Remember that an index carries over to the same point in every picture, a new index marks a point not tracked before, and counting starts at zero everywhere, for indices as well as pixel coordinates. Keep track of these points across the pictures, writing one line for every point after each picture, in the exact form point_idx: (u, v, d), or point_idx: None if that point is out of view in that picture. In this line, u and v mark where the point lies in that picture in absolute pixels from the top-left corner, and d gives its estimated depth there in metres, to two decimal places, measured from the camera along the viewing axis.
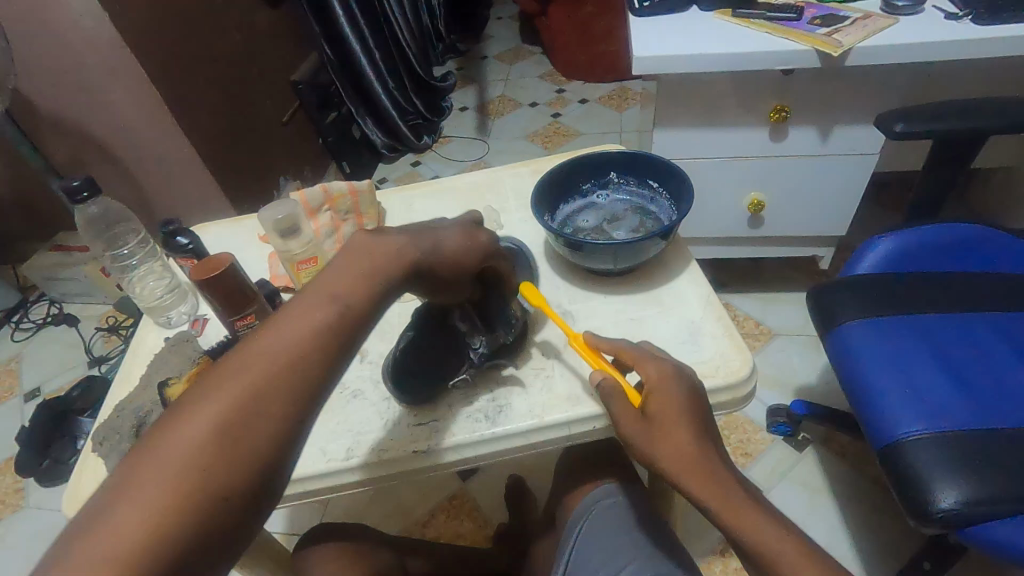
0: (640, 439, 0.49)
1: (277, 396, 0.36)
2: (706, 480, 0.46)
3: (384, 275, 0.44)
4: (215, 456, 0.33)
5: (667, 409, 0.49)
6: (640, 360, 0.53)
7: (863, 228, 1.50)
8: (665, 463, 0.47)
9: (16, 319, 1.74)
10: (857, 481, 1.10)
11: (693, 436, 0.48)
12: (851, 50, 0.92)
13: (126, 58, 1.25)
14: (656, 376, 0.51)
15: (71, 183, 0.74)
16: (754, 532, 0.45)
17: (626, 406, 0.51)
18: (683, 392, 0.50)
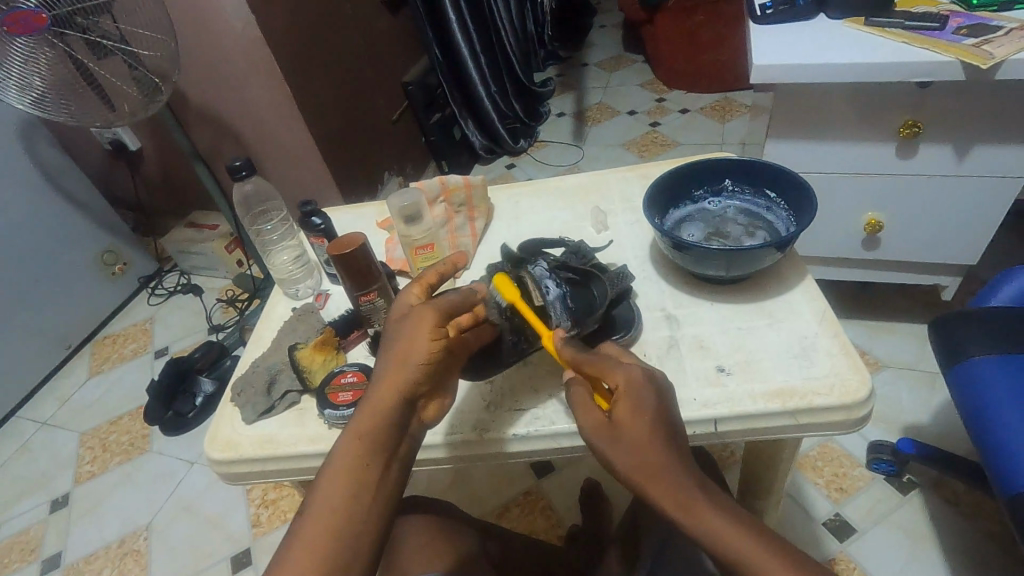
0: (603, 444, 0.47)
1: (385, 456, 0.49)
2: (662, 485, 0.45)
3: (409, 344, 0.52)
4: (354, 504, 0.46)
5: (631, 420, 0.47)
6: (608, 367, 0.50)
7: (996, 260, 1.37)
8: (622, 467, 0.46)
9: (153, 285, 1.96)
10: (969, 534, 1.00)
11: (656, 445, 0.46)
12: (1002, 63, 0.85)
13: (266, 57, 1.39)
14: (625, 384, 0.49)
15: (235, 163, 0.88)
16: (710, 532, 0.43)
17: (593, 412, 0.49)
18: (652, 403, 0.48)
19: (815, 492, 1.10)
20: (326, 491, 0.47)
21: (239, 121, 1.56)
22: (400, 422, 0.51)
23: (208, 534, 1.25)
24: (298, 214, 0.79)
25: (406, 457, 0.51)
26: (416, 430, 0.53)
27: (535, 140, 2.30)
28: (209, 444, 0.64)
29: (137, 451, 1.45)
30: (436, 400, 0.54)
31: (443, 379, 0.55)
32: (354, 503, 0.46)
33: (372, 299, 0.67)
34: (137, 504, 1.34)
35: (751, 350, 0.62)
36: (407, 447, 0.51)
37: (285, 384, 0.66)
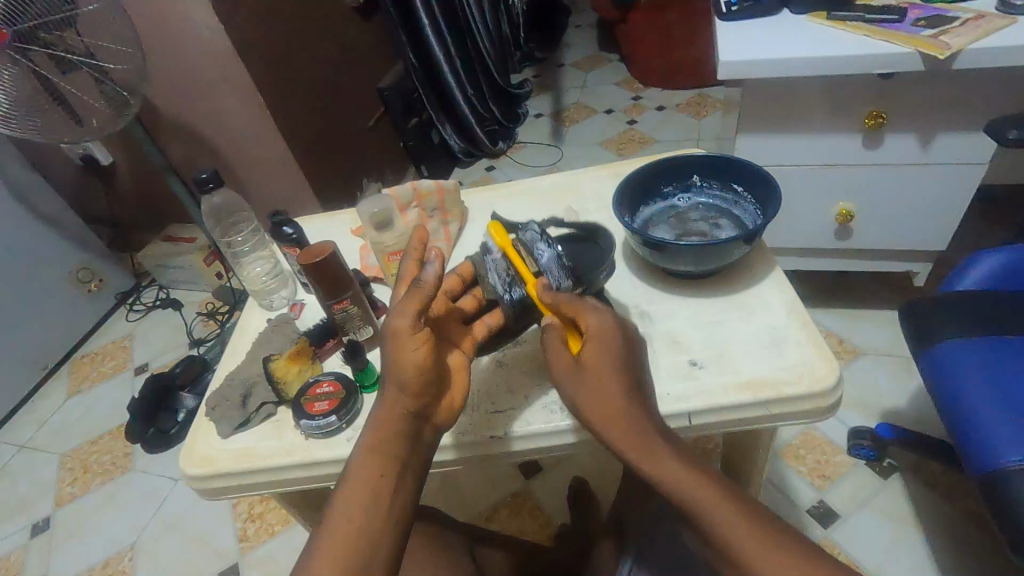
0: (568, 383, 0.47)
1: (398, 466, 0.47)
2: (624, 423, 0.44)
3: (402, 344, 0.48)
4: (368, 518, 0.44)
5: (597, 360, 0.46)
6: (580, 309, 0.50)
7: (965, 245, 1.39)
8: (587, 408, 0.45)
9: (131, 301, 1.93)
10: (949, 515, 1.02)
11: (620, 388, 0.45)
12: (959, 52, 0.87)
13: (237, 67, 1.38)
14: (596, 327, 0.48)
15: (202, 176, 0.87)
16: (669, 479, 0.41)
17: (564, 353, 0.49)
18: (618, 345, 0.47)
19: (799, 480, 1.11)
20: (343, 510, 0.45)
21: (212, 132, 1.54)
22: (411, 434, 0.48)
23: (195, 552, 1.24)
24: (269, 224, 0.79)
25: (422, 468, 0.49)
26: (430, 437, 0.50)
27: (514, 142, 2.31)
28: (184, 461, 0.63)
29: (120, 471, 1.43)
30: (443, 401, 0.51)
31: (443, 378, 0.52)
32: (366, 518, 0.44)
33: (345, 307, 0.66)
34: (122, 525, 1.32)
35: (722, 344, 0.62)
36: (421, 459, 0.49)
37: (260, 397, 0.66)
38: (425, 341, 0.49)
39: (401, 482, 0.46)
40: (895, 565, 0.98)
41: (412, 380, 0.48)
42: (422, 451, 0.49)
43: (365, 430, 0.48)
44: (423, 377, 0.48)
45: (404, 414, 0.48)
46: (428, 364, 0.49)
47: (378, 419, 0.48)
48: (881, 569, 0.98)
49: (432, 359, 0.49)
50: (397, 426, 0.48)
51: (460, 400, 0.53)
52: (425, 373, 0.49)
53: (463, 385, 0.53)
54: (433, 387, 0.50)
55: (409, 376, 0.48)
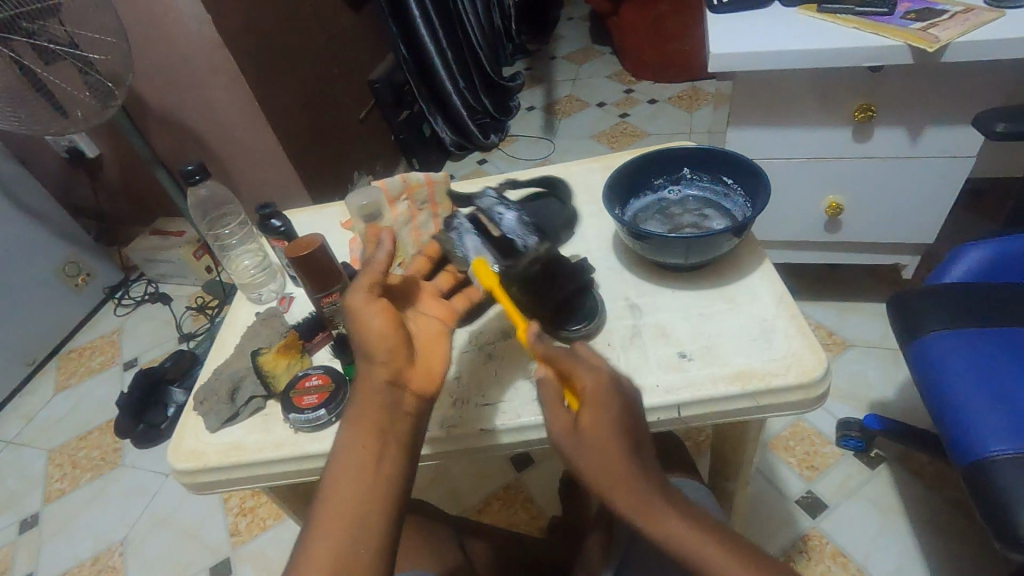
0: (569, 448, 0.47)
1: (381, 439, 0.47)
2: (626, 492, 0.44)
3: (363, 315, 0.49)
4: (357, 500, 0.45)
5: (597, 427, 0.46)
6: (576, 365, 0.49)
7: (952, 238, 1.41)
8: (592, 477, 0.45)
9: (119, 295, 1.91)
10: (934, 504, 1.04)
11: (621, 454, 0.45)
12: (948, 45, 0.87)
13: (225, 59, 1.36)
14: (593, 384, 0.48)
15: (188, 168, 0.86)
16: (665, 533, 0.44)
17: (563, 414, 0.48)
18: (617, 409, 0.47)
19: (788, 471, 1.12)
20: (334, 488, 0.45)
21: (201, 125, 1.53)
22: (391, 405, 0.48)
23: (187, 546, 1.23)
24: (257, 217, 0.78)
25: (410, 439, 0.48)
26: (413, 406, 0.49)
27: (506, 135, 2.30)
28: (172, 455, 0.62)
29: (109, 466, 1.42)
30: (420, 368, 0.50)
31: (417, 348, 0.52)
32: (356, 497, 0.45)
33: (334, 300, 0.66)
34: (111, 521, 1.31)
35: (712, 336, 0.63)
36: (409, 429, 0.48)
37: (248, 391, 0.65)
38: (382, 310, 0.50)
39: (386, 454, 0.47)
40: (881, 554, 1.00)
41: (377, 351, 0.48)
42: (408, 421, 0.49)
43: (351, 407, 0.49)
44: (389, 348, 0.49)
45: (385, 388, 0.48)
46: (387, 331, 0.49)
47: (361, 396, 0.48)
48: (867, 557, 1.00)
49: (392, 326, 0.49)
50: (376, 400, 0.48)
51: (441, 368, 0.52)
52: (391, 341, 0.49)
53: (441, 353, 0.53)
54: (402, 355, 0.49)
55: (374, 348, 0.48)
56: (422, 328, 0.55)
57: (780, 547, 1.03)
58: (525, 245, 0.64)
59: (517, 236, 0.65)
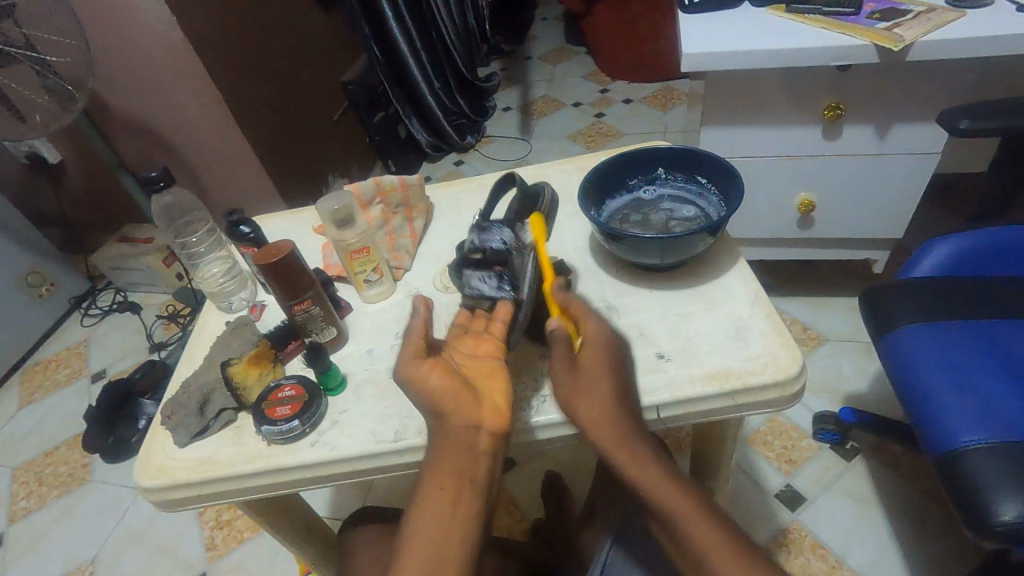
0: (566, 380, 0.54)
1: (470, 474, 0.49)
2: (614, 432, 0.51)
3: (429, 370, 0.51)
4: (452, 522, 0.48)
5: (594, 364, 0.55)
6: (584, 316, 0.59)
7: (919, 232, 1.44)
8: (584, 415, 0.52)
9: (86, 305, 1.85)
10: (909, 493, 1.06)
11: (610, 390, 0.54)
12: (912, 45, 0.89)
13: (191, 60, 1.32)
14: (595, 333, 0.57)
15: (150, 174, 0.82)
16: (646, 483, 0.50)
17: (564, 350, 0.55)
18: (613, 355, 0.56)
19: (767, 466, 1.14)
20: (419, 525, 0.48)
21: (169, 128, 1.49)
22: (466, 444, 0.50)
23: (160, 563, 1.20)
24: (225, 223, 0.76)
25: (487, 464, 0.50)
26: (489, 444, 0.50)
27: (482, 136, 2.29)
28: (139, 472, 0.60)
29: (78, 482, 1.37)
30: (485, 405, 0.51)
31: (478, 387, 0.53)
32: (446, 520, 0.48)
33: (306, 307, 0.64)
34: (81, 540, 1.27)
35: (688, 335, 0.63)
36: (486, 467, 0.50)
37: (218, 403, 0.63)
38: (435, 367, 0.52)
39: (472, 483, 0.49)
40: (859, 545, 1.01)
41: (443, 405, 0.50)
42: (485, 459, 0.50)
43: (434, 450, 0.50)
44: (455, 399, 0.50)
45: (463, 427, 0.50)
46: (447, 384, 0.51)
47: (441, 439, 0.50)
48: (846, 548, 1.01)
49: (450, 380, 0.51)
50: (457, 440, 0.50)
51: (505, 400, 0.52)
52: (454, 390, 0.51)
53: (502, 386, 0.53)
54: (469, 400, 0.51)
55: (438, 400, 0.50)
56: (471, 366, 0.54)
57: (760, 543, 1.04)
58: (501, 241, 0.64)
59: (483, 239, 0.65)
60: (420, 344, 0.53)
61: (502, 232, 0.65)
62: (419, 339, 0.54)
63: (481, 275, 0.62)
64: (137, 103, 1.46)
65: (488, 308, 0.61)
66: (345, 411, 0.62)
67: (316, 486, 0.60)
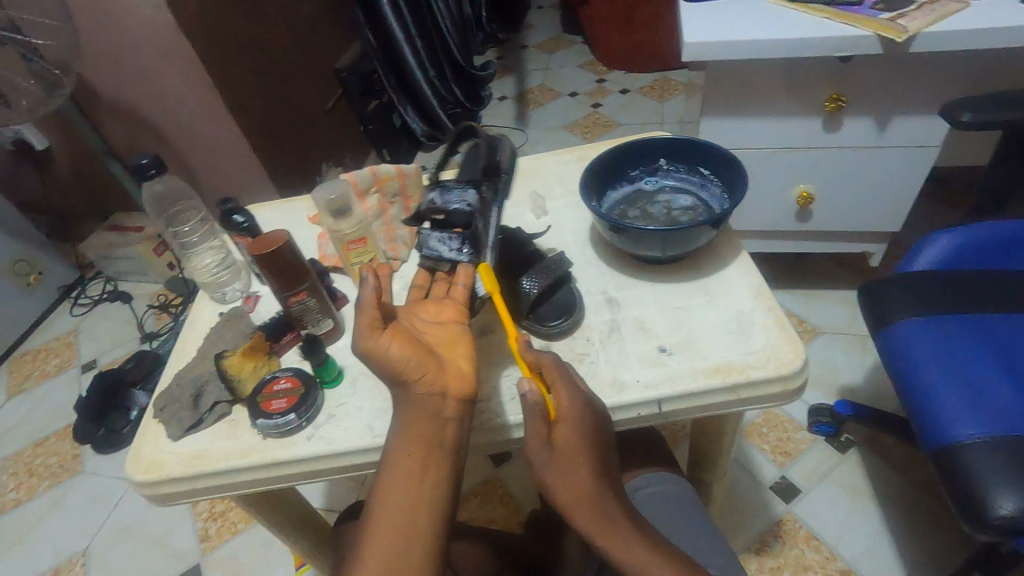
0: (542, 464, 0.50)
1: (433, 456, 0.48)
2: (590, 509, 0.49)
3: (387, 339, 0.48)
4: (411, 517, 0.47)
5: (570, 444, 0.50)
6: (558, 380, 0.53)
7: (916, 226, 1.44)
8: (561, 496, 0.49)
9: (75, 295, 1.82)
10: (902, 486, 1.07)
11: (588, 476, 0.50)
12: (916, 36, 0.88)
13: (182, 44, 1.29)
14: (568, 406, 0.51)
15: (140, 161, 0.80)
16: (624, 560, 0.49)
17: (538, 432, 0.51)
18: (588, 425, 0.51)
19: (762, 458, 1.14)
20: (388, 499, 0.47)
21: (160, 115, 1.46)
22: (432, 412, 0.48)
23: (153, 554, 1.19)
24: (218, 213, 0.74)
25: (454, 441, 0.49)
26: (456, 411, 0.49)
27: (478, 125, 2.27)
28: (131, 466, 0.59)
29: (68, 473, 1.35)
30: (449, 371, 0.50)
31: (441, 354, 0.51)
32: (409, 515, 0.47)
33: (302, 299, 0.63)
34: (72, 531, 1.25)
35: (690, 329, 0.62)
36: (453, 434, 0.49)
37: (212, 396, 0.62)
38: (395, 337, 0.48)
39: (436, 464, 0.48)
40: (853, 537, 1.02)
41: (408, 374, 0.48)
42: (452, 425, 0.49)
43: (398, 419, 0.49)
44: (419, 368, 0.48)
45: (427, 396, 0.48)
46: (409, 354, 0.48)
47: (405, 408, 0.48)
48: (839, 540, 1.02)
49: (412, 348, 0.48)
50: (422, 409, 0.48)
51: (470, 365, 0.51)
52: (414, 357, 0.48)
53: (465, 352, 0.52)
54: (433, 365, 0.49)
55: (399, 369, 0.47)
56: (433, 332, 0.53)
57: (755, 535, 1.04)
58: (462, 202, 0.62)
59: (444, 199, 0.62)
60: (374, 313, 0.49)
61: (464, 193, 0.62)
62: (374, 305, 0.49)
63: (441, 238, 0.62)
64: (127, 89, 1.43)
65: (448, 271, 0.61)
66: (342, 405, 0.61)
67: (313, 480, 0.59)
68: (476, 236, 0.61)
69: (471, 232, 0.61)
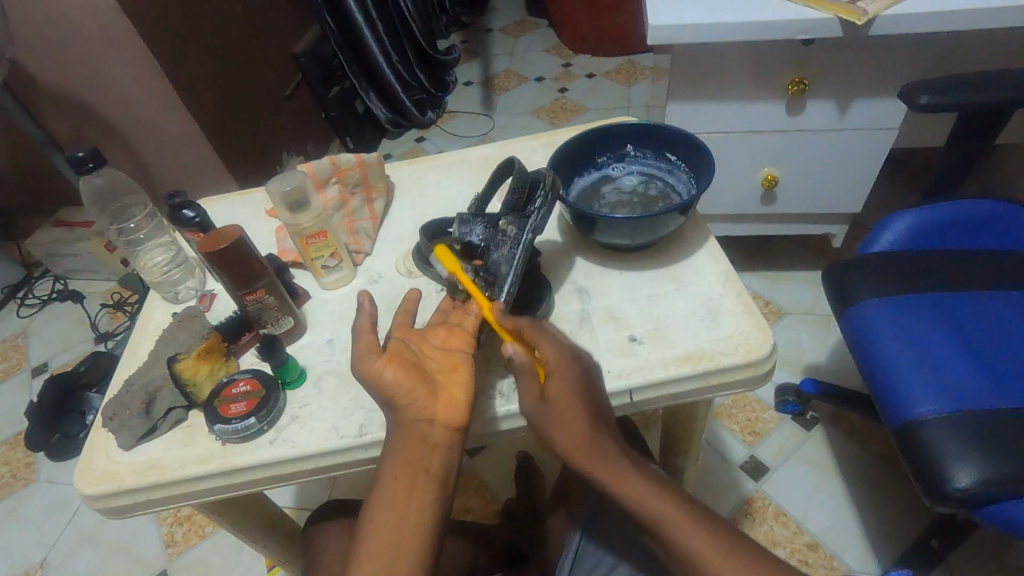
0: (537, 416, 0.52)
1: (420, 475, 0.49)
2: (589, 452, 0.51)
3: (378, 369, 0.50)
4: (396, 537, 0.47)
5: (562, 396, 0.51)
6: (539, 337, 0.54)
7: (874, 207, 1.48)
8: (557, 440, 0.51)
9: (21, 295, 1.73)
10: (864, 460, 1.10)
11: (581, 417, 0.51)
12: (875, 19, 0.89)
13: (124, 28, 1.22)
14: (554, 357, 0.52)
15: (77, 154, 0.75)
16: (631, 497, 0.50)
17: (529, 386, 0.52)
18: (577, 375, 0.53)
19: (731, 439, 1.16)
20: (375, 517, 0.48)
21: (105, 103, 1.38)
22: (420, 438, 0.49)
23: (116, 562, 1.14)
24: (166, 207, 0.70)
25: (443, 467, 0.49)
26: (443, 437, 0.50)
27: (443, 111, 2.22)
28: (80, 480, 0.56)
29: (21, 483, 1.29)
30: (441, 398, 0.50)
31: (438, 380, 0.51)
32: (401, 529, 0.48)
33: (259, 297, 0.60)
34: (27, 543, 1.20)
35: (659, 317, 0.62)
36: (441, 458, 0.49)
37: (166, 401, 0.59)
38: (390, 361, 0.50)
39: (427, 481, 0.49)
40: (819, 511, 1.05)
41: (399, 397, 0.49)
42: (439, 451, 0.49)
43: (392, 442, 0.50)
44: (411, 394, 0.49)
45: (415, 421, 0.49)
46: (402, 378, 0.49)
47: (396, 431, 0.50)
48: (806, 515, 1.05)
49: (406, 373, 0.50)
50: (411, 433, 0.49)
51: (464, 395, 0.51)
52: (404, 384, 0.49)
53: (463, 379, 0.51)
54: (424, 392, 0.50)
55: (393, 393, 0.49)
56: (439, 359, 0.53)
57: (726, 513, 1.06)
58: (477, 237, 0.58)
59: (461, 230, 0.59)
60: (365, 349, 0.51)
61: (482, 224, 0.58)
62: (372, 343, 0.52)
63: (460, 269, 0.57)
64: (68, 75, 1.35)
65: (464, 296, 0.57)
66: (306, 407, 0.59)
67: (276, 485, 0.57)
68: (495, 271, 0.57)
69: (487, 266, 0.57)
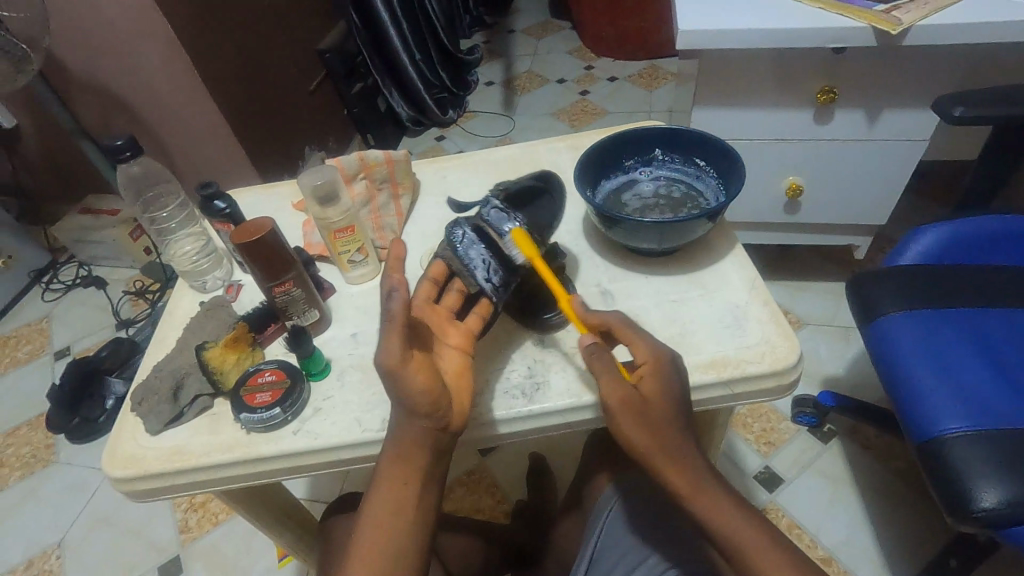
0: (623, 415, 0.49)
1: (420, 478, 0.49)
2: (675, 465, 0.49)
3: (405, 375, 0.46)
4: (389, 538, 0.47)
5: (654, 396, 0.50)
6: (634, 337, 0.53)
7: (899, 220, 1.46)
8: (637, 444, 0.48)
9: (47, 280, 1.76)
10: (882, 475, 1.08)
11: (674, 426, 0.49)
12: (909, 28, 0.88)
13: (157, 21, 1.24)
14: (650, 358, 0.51)
15: (114, 143, 0.76)
16: (713, 515, 0.48)
17: (617, 380, 0.50)
18: (673, 380, 0.51)
19: (746, 448, 1.15)
20: (374, 516, 0.48)
21: (135, 94, 1.41)
22: (426, 444, 0.48)
23: (130, 546, 1.16)
24: (197, 198, 0.71)
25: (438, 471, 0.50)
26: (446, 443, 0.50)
27: (464, 110, 2.23)
28: (107, 462, 0.57)
29: (42, 464, 1.31)
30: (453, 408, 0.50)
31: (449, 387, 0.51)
32: (398, 531, 0.48)
33: (287, 290, 0.61)
34: (45, 524, 1.22)
35: (684, 323, 0.61)
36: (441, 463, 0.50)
37: (193, 388, 0.60)
38: (417, 366, 0.47)
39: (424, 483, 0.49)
40: (833, 525, 1.04)
41: (420, 407, 0.47)
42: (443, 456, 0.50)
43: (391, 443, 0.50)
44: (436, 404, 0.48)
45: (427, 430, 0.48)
46: (429, 386, 0.47)
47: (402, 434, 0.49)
48: (820, 528, 1.03)
49: (432, 381, 0.48)
50: (419, 440, 0.48)
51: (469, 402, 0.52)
52: (431, 395, 0.47)
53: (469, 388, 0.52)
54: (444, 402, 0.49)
55: (415, 402, 0.47)
56: (446, 361, 0.52)
57: None
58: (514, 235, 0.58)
59: (499, 219, 0.58)
60: (399, 346, 0.46)
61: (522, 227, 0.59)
62: (402, 342, 0.47)
63: (484, 257, 0.57)
64: (101, 66, 1.38)
65: (470, 286, 0.57)
66: (329, 399, 0.59)
67: (296, 476, 0.58)
68: (511, 275, 0.58)
69: (511, 268, 0.58)
